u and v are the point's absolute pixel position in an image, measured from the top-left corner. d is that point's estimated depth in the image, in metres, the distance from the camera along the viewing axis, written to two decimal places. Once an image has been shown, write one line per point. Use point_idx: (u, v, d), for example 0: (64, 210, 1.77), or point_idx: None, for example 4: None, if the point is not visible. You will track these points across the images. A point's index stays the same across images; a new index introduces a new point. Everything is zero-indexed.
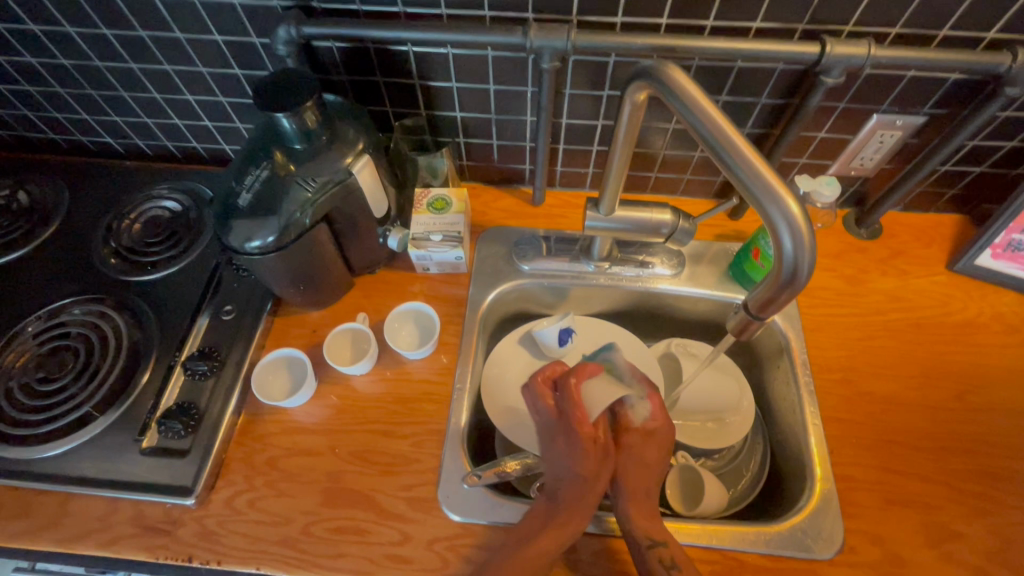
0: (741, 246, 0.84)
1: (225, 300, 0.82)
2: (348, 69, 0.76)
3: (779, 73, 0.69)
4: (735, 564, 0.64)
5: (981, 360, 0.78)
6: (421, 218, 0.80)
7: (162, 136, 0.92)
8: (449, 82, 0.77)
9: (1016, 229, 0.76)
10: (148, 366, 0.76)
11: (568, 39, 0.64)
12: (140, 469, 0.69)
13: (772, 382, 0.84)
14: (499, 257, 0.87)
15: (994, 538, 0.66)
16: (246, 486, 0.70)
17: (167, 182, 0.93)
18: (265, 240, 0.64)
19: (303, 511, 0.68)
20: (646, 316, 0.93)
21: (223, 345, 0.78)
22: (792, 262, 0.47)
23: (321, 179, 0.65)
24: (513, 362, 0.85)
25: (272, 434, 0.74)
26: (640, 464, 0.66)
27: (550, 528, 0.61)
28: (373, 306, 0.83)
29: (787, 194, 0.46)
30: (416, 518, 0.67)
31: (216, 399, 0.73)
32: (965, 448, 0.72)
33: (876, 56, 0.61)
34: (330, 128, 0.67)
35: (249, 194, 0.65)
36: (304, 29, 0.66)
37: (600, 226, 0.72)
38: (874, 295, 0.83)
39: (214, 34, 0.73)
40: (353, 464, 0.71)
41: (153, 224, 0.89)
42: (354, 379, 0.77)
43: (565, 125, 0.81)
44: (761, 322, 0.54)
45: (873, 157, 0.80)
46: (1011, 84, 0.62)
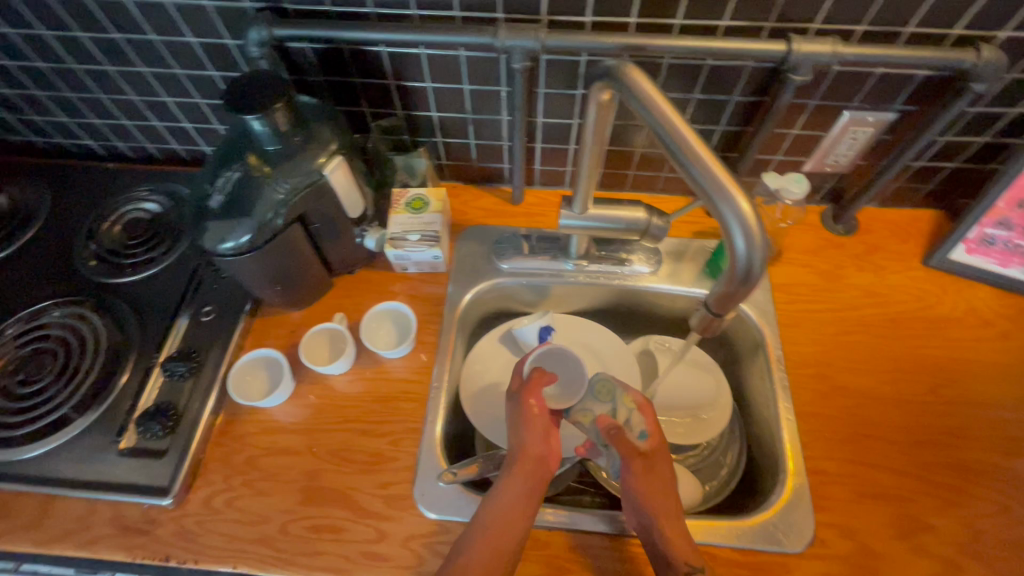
0: (719, 242, 0.85)
1: (205, 301, 0.82)
2: (323, 70, 0.77)
3: (750, 70, 0.70)
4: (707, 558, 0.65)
5: (955, 353, 0.79)
6: (398, 217, 0.81)
7: (142, 138, 0.92)
8: (424, 82, 0.77)
9: (989, 224, 0.77)
10: (127, 367, 0.76)
11: (537, 39, 0.64)
12: (119, 470, 0.70)
13: (748, 378, 0.84)
14: (478, 256, 0.88)
15: (965, 529, 0.67)
16: (225, 486, 0.70)
17: (148, 184, 0.93)
18: (239, 241, 0.64)
19: (281, 509, 0.69)
20: (627, 313, 0.94)
21: (202, 346, 0.78)
22: (746, 260, 0.47)
23: (294, 180, 0.65)
24: (493, 360, 0.86)
25: (251, 434, 0.74)
26: (643, 485, 0.64)
27: (526, 467, 0.65)
28: (353, 306, 0.83)
29: (740, 193, 0.46)
30: (393, 516, 0.68)
31: (195, 399, 0.74)
32: (938, 441, 0.72)
33: (842, 54, 0.62)
34: (303, 129, 0.67)
35: (221, 195, 0.65)
36: (275, 30, 0.67)
37: (574, 224, 0.73)
38: (850, 290, 0.84)
39: (187, 36, 0.73)
40: (331, 463, 0.72)
41: (133, 226, 0.89)
42: (332, 379, 0.78)
43: (540, 124, 0.82)
44: (723, 320, 0.54)
45: (847, 153, 0.80)
46: (977, 80, 0.63)
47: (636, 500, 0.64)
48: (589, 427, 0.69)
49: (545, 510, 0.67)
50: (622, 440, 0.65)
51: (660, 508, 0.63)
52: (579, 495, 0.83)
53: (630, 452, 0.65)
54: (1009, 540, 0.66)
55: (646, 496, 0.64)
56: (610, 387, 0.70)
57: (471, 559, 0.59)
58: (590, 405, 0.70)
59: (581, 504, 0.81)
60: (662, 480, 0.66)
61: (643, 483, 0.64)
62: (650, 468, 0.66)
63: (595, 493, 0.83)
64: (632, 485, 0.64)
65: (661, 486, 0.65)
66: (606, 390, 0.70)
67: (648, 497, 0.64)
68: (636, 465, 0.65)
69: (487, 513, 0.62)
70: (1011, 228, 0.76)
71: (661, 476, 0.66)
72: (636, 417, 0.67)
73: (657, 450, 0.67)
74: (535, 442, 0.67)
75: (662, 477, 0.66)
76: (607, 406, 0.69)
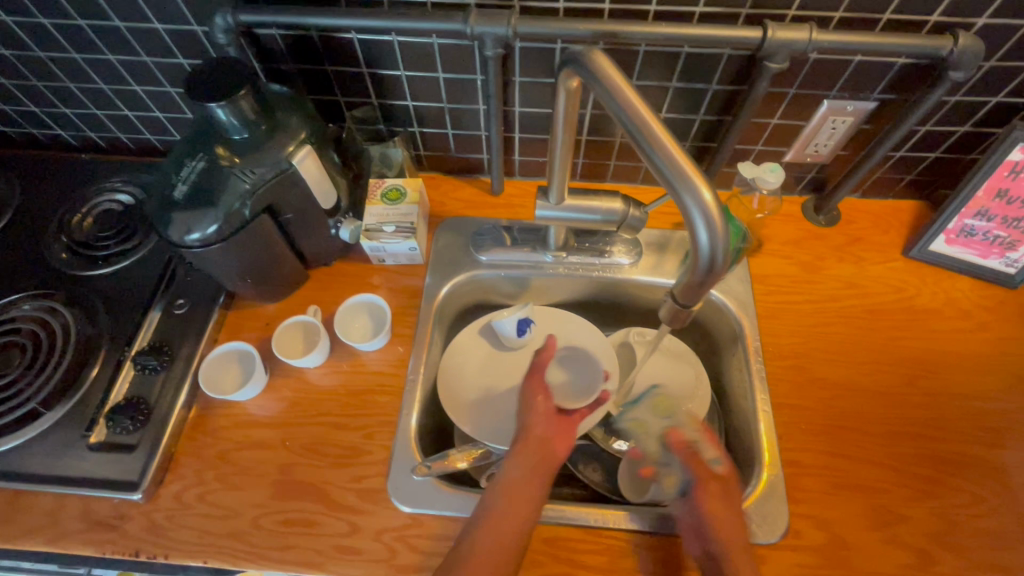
0: None
1: (178, 294, 0.81)
2: (295, 58, 0.75)
3: (727, 58, 0.69)
4: (680, 550, 0.65)
5: (933, 345, 0.79)
6: (374, 208, 0.80)
7: (114, 128, 0.91)
8: (397, 70, 0.76)
9: (968, 215, 0.77)
10: (97, 361, 0.75)
11: (509, 26, 0.63)
12: (88, 465, 0.69)
13: (727, 369, 0.84)
14: (456, 247, 0.87)
15: (938, 520, 0.67)
16: (196, 480, 0.69)
17: (121, 175, 0.91)
18: (205, 232, 0.63)
19: (253, 503, 0.68)
20: (607, 306, 0.93)
21: (174, 340, 0.77)
22: (709, 252, 0.47)
23: (261, 170, 0.64)
24: (471, 352, 0.85)
25: (224, 428, 0.73)
26: (716, 510, 0.62)
27: (530, 445, 0.67)
28: (328, 299, 0.82)
29: (702, 182, 0.45)
30: (366, 510, 0.68)
31: (166, 393, 0.73)
32: (914, 432, 0.72)
33: (818, 41, 0.61)
34: (271, 118, 0.66)
35: (185, 185, 0.63)
36: (241, 16, 0.65)
37: (550, 215, 0.72)
38: (830, 282, 0.84)
39: (153, 23, 0.71)
40: (305, 457, 0.71)
41: (106, 218, 0.88)
42: (307, 372, 0.77)
43: (517, 114, 0.80)
44: (690, 312, 0.54)
45: (827, 143, 0.80)
46: (955, 68, 0.62)
47: (705, 523, 0.61)
48: (651, 439, 0.72)
49: None
50: (697, 459, 0.66)
51: (731, 536, 0.61)
52: (557, 487, 0.83)
53: (705, 472, 0.65)
54: (981, 530, 0.66)
55: (718, 520, 0.61)
56: (666, 405, 0.75)
57: (477, 549, 0.58)
58: (643, 416, 0.75)
59: (560, 496, 0.81)
60: (735, 509, 0.63)
61: (715, 507, 0.62)
62: (727, 496, 0.64)
63: (574, 485, 0.83)
64: (705, 507, 0.62)
65: (735, 516, 0.63)
66: (664, 407, 0.75)
67: (719, 523, 0.61)
68: (714, 489, 0.63)
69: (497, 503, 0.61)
70: (989, 219, 0.76)
71: (735, 507, 0.64)
72: (706, 442, 0.68)
73: (732, 481, 0.66)
74: (540, 423, 0.69)
75: (738, 507, 0.64)
76: (665, 421, 0.72)
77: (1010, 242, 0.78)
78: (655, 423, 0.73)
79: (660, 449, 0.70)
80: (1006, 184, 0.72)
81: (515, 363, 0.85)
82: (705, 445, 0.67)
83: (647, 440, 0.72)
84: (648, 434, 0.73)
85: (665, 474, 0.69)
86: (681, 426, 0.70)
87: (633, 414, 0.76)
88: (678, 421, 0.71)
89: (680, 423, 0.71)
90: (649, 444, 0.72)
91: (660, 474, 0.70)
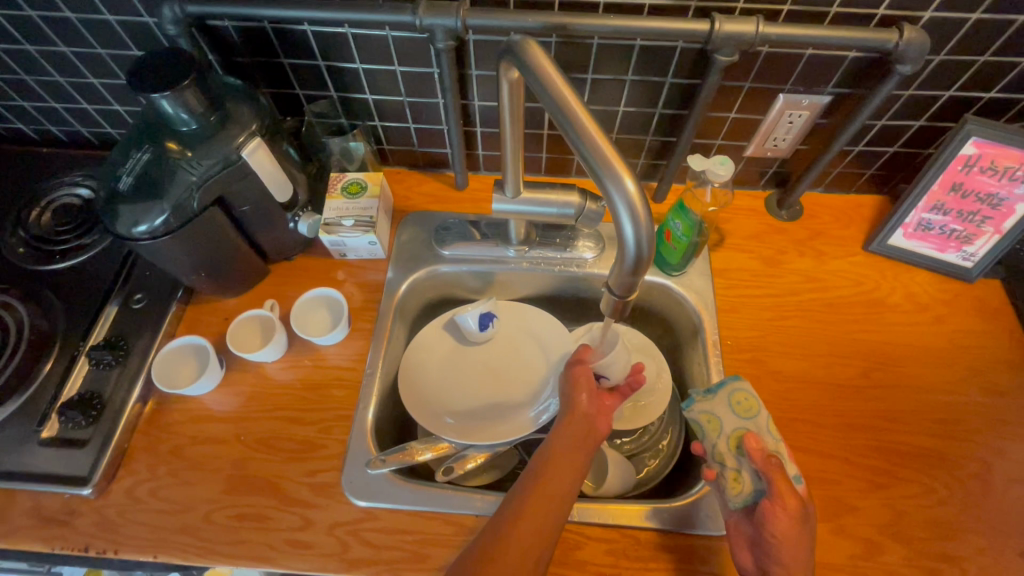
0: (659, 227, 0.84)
1: (136, 288, 0.80)
2: (250, 50, 0.75)
3: (680, 52, 0.69)
4: (632, 541, 0.65)
5: (889, 338, 0.79)
6: (333, 202, 0.80)
7: (73, 121, 0.90)
8: (354, 63, 0.75)
9: (924, 209, 0.77)
10: (51, 356, 0.74)
11: (458, 17, 0.63)
12: (39, 460, 0.68)
13: (688, 363, 0.84)
14: (419, 242, 0.87)
15: (888, 511, 0.67)
16: (149, 475, 0.69)
17: (81, 170, 0.91)
18: (153, 224, 0.63)
19: (205, 498, 0.68)
20: (572, 301, 0.93)
21: (130, 334, 0.76)
22: (634, 244, 0.48)
23: (209, 162, 0.64)
24: (434, 347, 0.85)
25: (179, 423, 0.73)
26: (787, 531, 0.57)
27: (576, 423, 0.65)
28: (288, 294, 0.82)
29: (627, 174, 0.46)
30: (319, 504, 0.67)
31: (121, 388, 0.72)
32: (867, 425, 0.73)
33: (765, 34, 0.61)
34: (219, 109, 0.65)
35: (131, 177, 0.63)
36: (189, 7, 0.65)
37: (507, 208, 0.71)
38: (791, 276, 0.84)
39: (105, 14, 0.71)
40: (260, 452, 0.71)
41: (64, 213, 0.87)
42: (265, 367, 0.77)
43: (477, 107, 0.80)
44: (627, 303, 0.55)
45: (785, 137, 0.80)
46: (901, 61, 0.62)
47: (768, 540, 0.58)
48: (723, 440, 0.65)
49: (473, 497, 0.67)
50: (780, 474, 0.59)
51: (796, 561, 0.57)
52: None
53: (785, 489, 0.58)
54: (932, 520, 0.67)
55: (784, 542, 0.57)
56: (752, 404, 0.67)
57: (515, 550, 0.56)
58: (719, 409, 0.67)
59: None
60: (807, 533, 0.58)
61: (785, 528, 0.57)
62: (802, 518, 0.58)
63: None
64: (774, 526, 0.58)
65: (804, 540, 0.58)
66: (746, 404, 0.66)
67: (786, 547, 0.57)
68: (789, 509, 0.58)
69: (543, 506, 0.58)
70: (945, 213, 0.76)
71: (808, 531, 0.59)
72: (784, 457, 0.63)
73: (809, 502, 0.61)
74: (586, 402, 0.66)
75: (809, 532, 0.59)
76: (745, 423, 0.65)
77: (966, 236, 0.78)
78: (731, 424, 0.66)
79: (734, 454, 0.64)
80: (961, 178, 0.73)
81: (477, 357, 0.85)
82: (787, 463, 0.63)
83: (718, 439, 0.65)
84: (720, 433, 0.66)
85: (733, 481, 0.62)
86: (759, 433, 0.65)
87: (705, 405, 0.68)
88: (759, 427, 0.65)
89: (757, 430, 0.65)
90: (719, 444, 0.65)
91: (726, 479, 0.63)
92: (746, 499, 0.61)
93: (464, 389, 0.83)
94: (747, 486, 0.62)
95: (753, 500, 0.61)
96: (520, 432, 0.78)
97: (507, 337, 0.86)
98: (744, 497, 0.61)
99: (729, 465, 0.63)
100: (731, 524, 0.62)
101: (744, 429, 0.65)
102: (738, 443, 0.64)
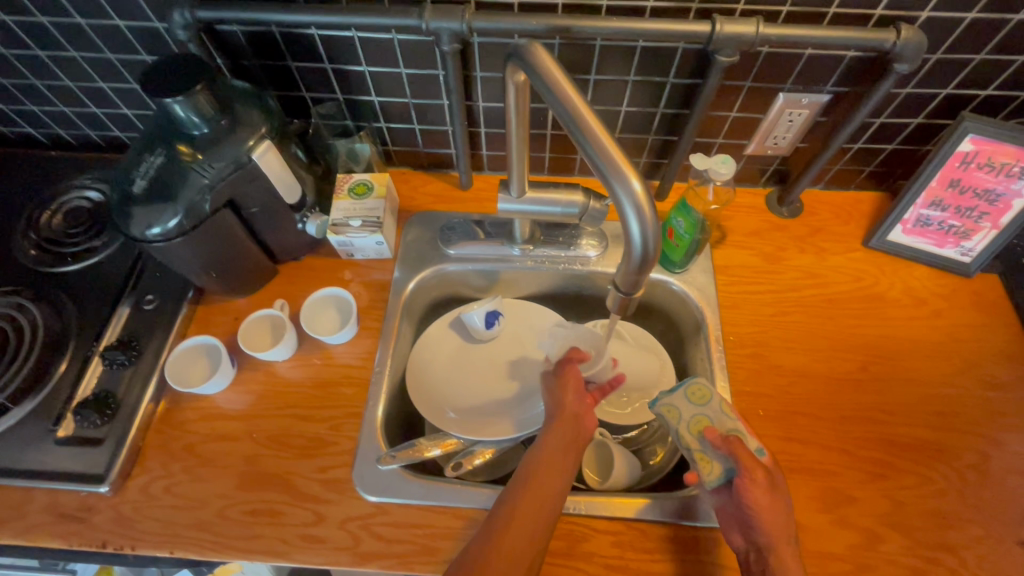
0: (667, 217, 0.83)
1: (147, 290, 0.81)
2: (257, 54, 0.76)
3: (681, 52, 0.70)
4: (638, 533, 0.66)
5: (888, 332, 0.80)
6: (340, 203, 0.81)
7: (82, 124, 0.91)
8: (360, 66, 0.77)
9: (923, 205, 0.79)
10: (65, 356, 0.76)
11: (463, 21, 0.64)
12: (55, 459, 0.69)
13: (691, 359, 0.85)
14: (425, 241, 0.88)
15: (889, 502, 0.69)
16: (163, 473, 0.70)
17: (90, 173, 0.92)
18: (166, 226, 0.64)
19: (219, 494, 0.69)
20: (576, 298, 0.94)
21: (142, 334, 0.78)
22: (642, 244, 0.49)
23: (220, 165, 0.65)
24: (440, 345, 0.86)
25: (191, 421, 0.74)
26: (764, 501, 0.59)
27: (567, 423, 0.67)
28: (297, 293, 0.83)
29: (633, 174, 0.47)
30: (331, 499, 0.69)
31: (135, 387, 0.74)
32: (867, 417, 0.74)
33: (765, 34, 0.62)
34: (229, 112, 0.66)
35: (145, 180, 0.64)
36: (198, 13, 0.66)
37: (512, 208, 0.72)
38: (791, 272, 0.85)
39: (115, 20, 0.72)
40: (271, 449, 0.72)
41: (75, 215, 0.88)
42: (274, 366, 0.78)
43: (481, 109, 0.81)
44: (632, 299, 0.56)
45: (785, 135, 0.81)
46: (899, 60, 0.63)
47: (749, 514, 0.59)
48: (685, 426, 0.66)
49: (481, 492, 0.68)
50: (741, 447, 0.62)
51: (779, 530, 0.59)
52: None
53: (749, 462, 0.61)
54: (932, 511, 0.68)
55: (763, 512, 0.59)
56: (705, 392, 0.68)
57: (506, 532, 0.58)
58: (675, 400, 0.68)
59: None
60: (781, 499, 0.61)
61: (761, 499, 0.59)
62: (772, 485, 0.61)
63: None
64: (750, 500, 0.59)
65: (781, 507, 0.60)
66: (700, 393, 0.67)
67: (764, 516, 0.59)
68: (758, 479, 0.60)
69: (532, 493, 0.61)
70: (944, 209, 0.78)
71: (781, 498, 0.61)
72: (744, 434, 0.65)
73: (775, 471, 0.63)
74: (575, 403, 0.69)
75: (784, 500, 0.61)
76: (702, 410, 0.66)
77: (964, 232, 0.79)
78: (689, 411, 0.66)
79: (697, 439, 0.65)
80: (959, 174, 0.74)
81: (483, 354, 0.87)
82: (745, 437, 0.65)
83: (679, 425, 0.66)
84: (680, 420, 0.66)
85: (703, 464, 0.63)
86: (716, 418, 0.66)
87: (664, 398, 0.68)
88: (716, 412, 0.66)
89: (714, 414, 0.66)
90: (681, 431, 0.66)
91: (696, 464, 0.64)
92: (719, 478, 0.62)
93: (471, 387, 0.84)
94: (716, 466, 0.63)
95: (725, 478, 0.62)
96: (527, 426, 0.79)
97: (512, 335, 0.88)
98: (715, 477, 0.62)
99: (694, 449, 0.64)
100: (718, 509, 0.63)
101: (703, 416, 0.66)
102: (698, 428, 0.65)
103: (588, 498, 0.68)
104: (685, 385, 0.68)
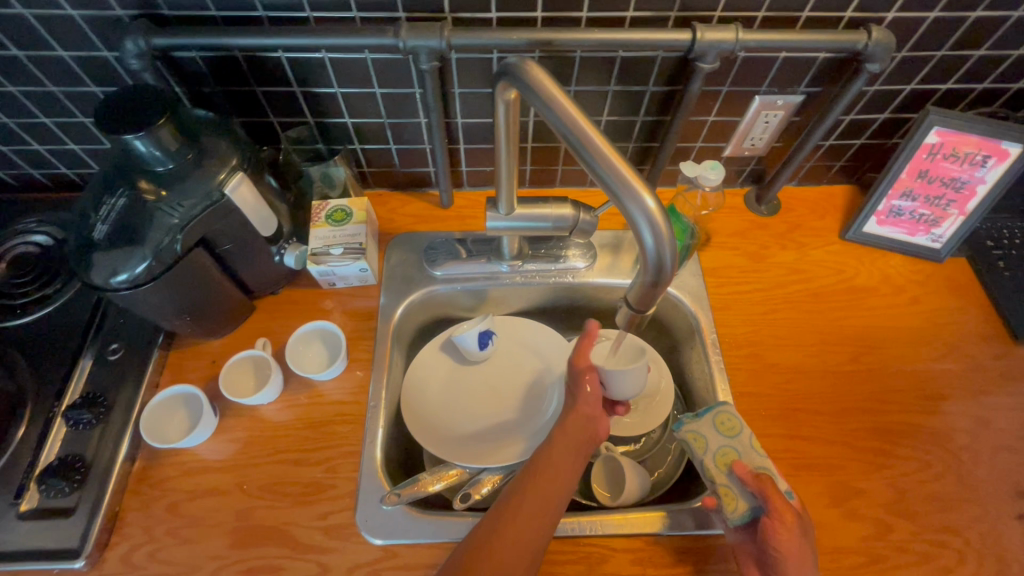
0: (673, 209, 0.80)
1: (111, 338, 0.75)
2: (219, 80, 0.72)
3: (661, 60, 0.70)
4: (658, 548, 0.65)
5: (873, 321, 0.83)
6: (319, 231, 0.77)
7: (23, 163, 0.83)
8: (331, 87, 0.73)
9: (895, 196, 0.81)
10: (23, 420, 0.69)
11: (442, 38, 0.62)
12: (20, 536, 0.63)
13: (688, 363, 0.85)
14: (409, 264, 0.85)
15: (892, 489, 0.70)
16: (145, 538, 0.65)
17: (36, 216, 0.84)
18: (133, 272, 0.59)
19: (212, 555, 0.64)
20: (567, 310, 0.93)
21: (109, 388, 0.71)
22: (655, 253, 0.48)
23: (190, 202, 0.60)
24: (433, 370, 0.83)
25: (172, 478, 0.69)
26: (790, 546, 0.58)
27: (577, 426, 0.65)
28: (277, 330, 0.78)
29: (645, 190, 0.47)
30: (335, 547, 0.65)
31: (105, 446, 0.68)
32: (863, 408, 0.76)
33: (745, 40, 0.63)
34: (195, 145, 0.62)
35: (106, 224, 0.59)
36: (153, 40, 0.61)
37: (501, 225, 0.69)
38: (776, 269, 0.87)
39: (58, 50, 0.66)
40: (265, 499, 0.67)
41: (21, 263, 0.80)
42: (259, 409, 0.73)
43: (460, 125, 0.79)
44: (644, 315, 0.56)
45: (762, 136, 0.83)
46: (871, 60, 0.65)
47: (774, 557, 0.58)
48: (711, 457, 0.66)
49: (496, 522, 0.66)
50: (773, 489, 0.61)
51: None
52: None
53: (780, 504, 0.60)
54: (932, 494, 0.70)
55: (788, 557, 0.58)
56: (734, 423, 0.68)
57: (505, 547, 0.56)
58: (704, 430, 0.68)
59: None
60: (810, 547, 0.59)
61: (787, 542, 0.58)
62: (801, 530, 0.59)
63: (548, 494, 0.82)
64: (776, 541, 0.58)
65: (807, 553, 0.59)
66: (730, 424, 0.68)
67: (790, 561, 0.58)
68: (787, 523, 0.59)
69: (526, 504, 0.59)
70: (914, 198, 0.80)
71: (809, 546, 0.59)
72: (774, 474, 0.64)
73: (804, 516, 0.62)
74: (588, 403, 0.67)
75: (811, 547, 0.59)
76: (731, 442, 0.67)
77: (934, 219, 0.82)
78: (717, 442, 0.67)
79: (723, 472, 0.65)
80: (927, 165, 0.76)
81: (478, 377, 0.84)
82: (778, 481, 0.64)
83: (705, 456, 0.66)
84: (707, 451, 0.67)
85: (727, 499, 0.63)
86: (745, 453, 0.66)
87: (691, 425, 0.69)
88: (745, 446, 0.66)
89: (743, 448, 0.66)
90: (707, 462, 0.66)
91: (721, 497, 0.64)
92: (743, 516, 0.62)
93: (468, 411, 0.81)
94: (741, 504, 0.63)
95: (750, 516, 0.62)
96: (531, 450, 0.77)
97: (506, 353, 0.85)
98: (739, 515, 0.62)
99: (719, 483, 0.65)
100: (736, 546, 0.63)
101: (731, 449, 0.66)
102: (725, 461, 0.66)
103: (608, 518, 0.66)
104: (715, 411, 0.69)
